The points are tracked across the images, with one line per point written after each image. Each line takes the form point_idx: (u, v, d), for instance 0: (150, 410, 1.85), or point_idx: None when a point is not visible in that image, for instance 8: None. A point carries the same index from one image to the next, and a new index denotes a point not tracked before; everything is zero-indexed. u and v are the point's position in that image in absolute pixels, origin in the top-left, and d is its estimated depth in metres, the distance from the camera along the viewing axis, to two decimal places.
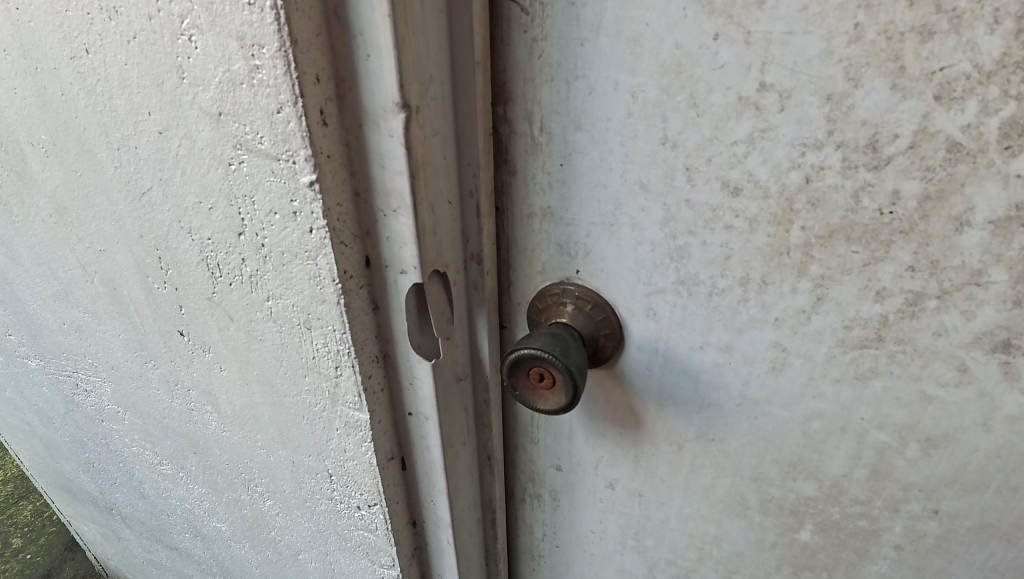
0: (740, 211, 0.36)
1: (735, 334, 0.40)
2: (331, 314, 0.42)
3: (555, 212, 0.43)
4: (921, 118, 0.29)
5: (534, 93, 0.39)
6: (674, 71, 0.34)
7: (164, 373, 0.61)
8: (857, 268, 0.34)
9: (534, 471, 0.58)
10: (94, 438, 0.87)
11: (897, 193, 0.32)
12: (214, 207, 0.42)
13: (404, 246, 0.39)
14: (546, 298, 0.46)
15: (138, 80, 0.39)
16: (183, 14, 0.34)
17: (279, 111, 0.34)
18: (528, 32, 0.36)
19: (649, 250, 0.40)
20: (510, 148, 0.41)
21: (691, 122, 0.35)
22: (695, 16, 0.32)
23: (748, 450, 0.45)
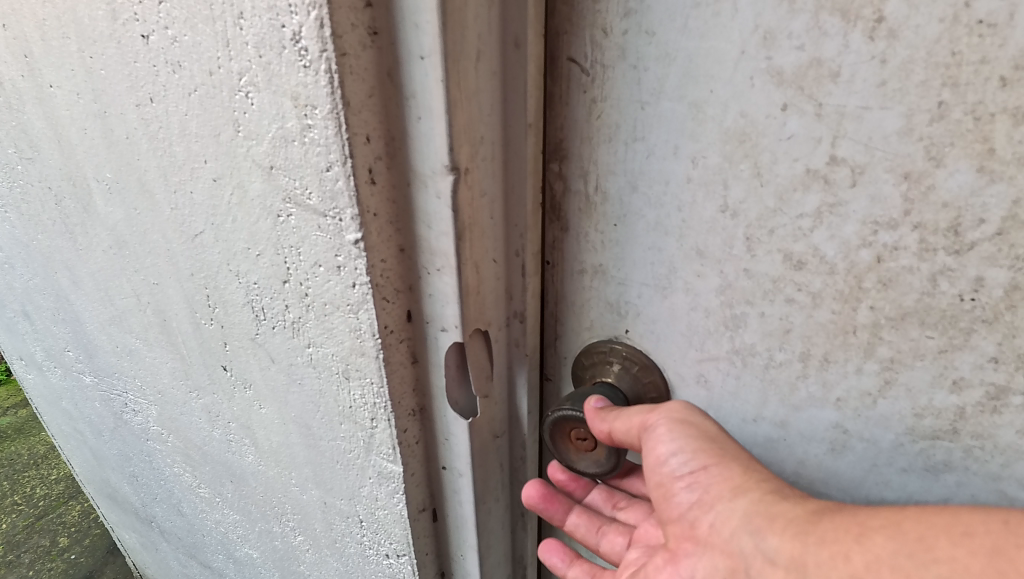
0: (803, 285, 0.33)
1: (792, 410, 0.38)
2: (370, 367, 0.41)
3: (607, 270, 0.41)
4: (1011, 204, 0.26)
5: (590, 151, 0.38)
6: (738, 139, 0.32)
7: (207, 404, 0.62)
8: (931, 355, 0.31)
9: None
10: (139, 454, 0.89)
11: (981, 280, 0.28)
12: (261, 253, 0.42)
13: (447, 304, 0.38)
14: (592, 357, 0.45)
15: (197, 130, 0.39)
16: (243, 71, 0.34)
17: (328, 169, 0.34)
18: (587, 92, 0.36)
19: (702, 316, 0.38)
20: (563, 205, 0.40)
21: (753, 191, 0.33)
22: (762, 85, 0.30)
23: None
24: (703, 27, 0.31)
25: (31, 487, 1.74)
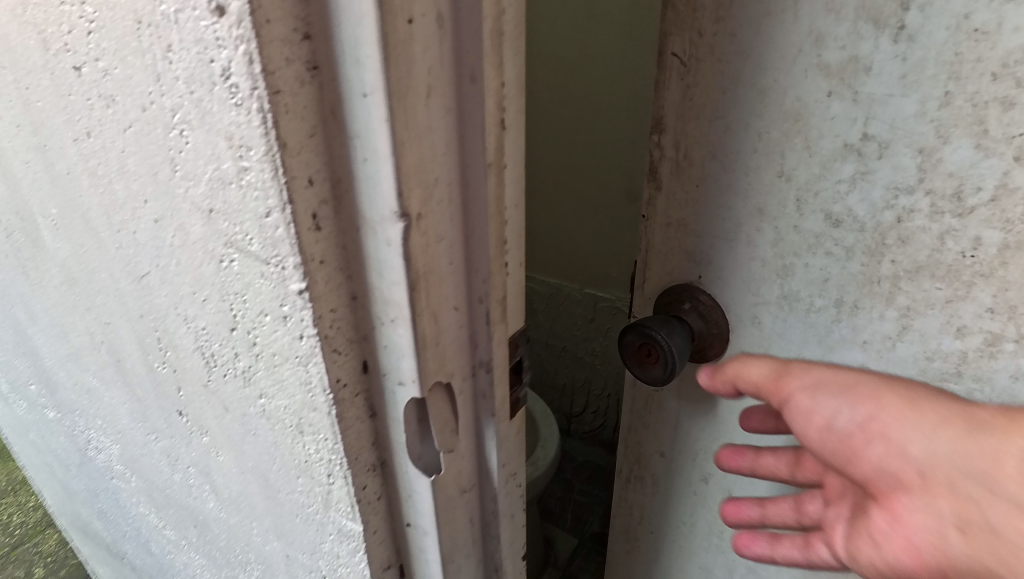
0: (839, 240, 0.39)
1: (828, 350, 0.43)
2: (322, 423, 0.38)
3: (688, 223, 0.46)
4: (1001, 175, 0.33)
5: (683, 127, 0.43)
6: (793, 118, 0.38)
7: (165, 447, 0.59)
8: (940, 303, 0.38)
9: (638, 456, 0.60)
10: (106, 491, 0.85)
11: (978, 239, 0.35)
12: (207, 299, 0.39)
13: (403, 358, 0.35)
14: (667, 297, 0.48)
15: (134, 167, 0.36)
16: (175, 108, 0.31)
17: (268, 215, 0.31)
18: (683, 79, 0.41)
19: (759, 265, 0.43)
20: (657, 170, 0.45)
21: (804, 160, 0.39)
22: (812, 76, 0.36)
23: None
24: (771, 32, 0.37)
25: (8, 515, 1.69)
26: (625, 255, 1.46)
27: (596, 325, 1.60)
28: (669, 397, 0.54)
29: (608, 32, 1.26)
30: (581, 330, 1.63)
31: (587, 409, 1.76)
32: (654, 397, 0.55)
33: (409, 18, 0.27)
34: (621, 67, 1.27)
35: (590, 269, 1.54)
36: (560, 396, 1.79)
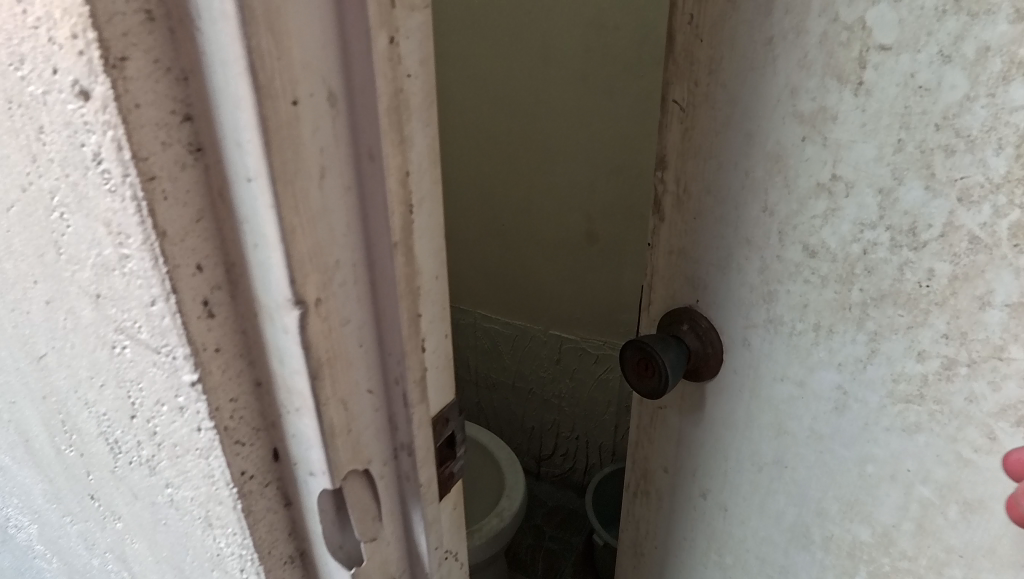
0: (815, 269, 0.43)
1: (808, 371, 0.46)
2: (229, 517, 0.35)
3: (688, 251, 0.50)
4: (948, 214, 0.36)
5: (684, 166, 0.48)
6: (774, 160, 0.42)
7: (82, 531, 0.55)
8: (902, 329, 0.40)
9: (646, 467, 0.64)
10: (29, 570, 0.79)
11: (932, 271, 0.38)
12: (104, 384, 0.36)
13: (311, 448, 0.33)
14: (669, 318, 0.53)
15: (21, 247, 0.34)
16: (53, 190, 0.29)
17: (153, 303, 0.29)
18: (682, 122, 0.46)
19: (749, 290, 0.47)
20: (661, 203, 0.51)
21: (784, 195, 0.42)
22: (789, 123, 0.41)
23: (813, 482, 0.50)
24: (755, 81, 0.41)
25: None
26: (589, 297, 1.45)
27: (562, 366, 1.57)
28: (672, 416, 0.58)
29: (558, 76, 1.26)
30: (547, 370, 1.61)
31: (557, 451, 1.72)
32: (658, 415, 0.60)
33: (293, 100, 0.25)
34: (579, 113, 1.28)
35: (555, 312, 1.52)
36: (529, 439, 1.76)
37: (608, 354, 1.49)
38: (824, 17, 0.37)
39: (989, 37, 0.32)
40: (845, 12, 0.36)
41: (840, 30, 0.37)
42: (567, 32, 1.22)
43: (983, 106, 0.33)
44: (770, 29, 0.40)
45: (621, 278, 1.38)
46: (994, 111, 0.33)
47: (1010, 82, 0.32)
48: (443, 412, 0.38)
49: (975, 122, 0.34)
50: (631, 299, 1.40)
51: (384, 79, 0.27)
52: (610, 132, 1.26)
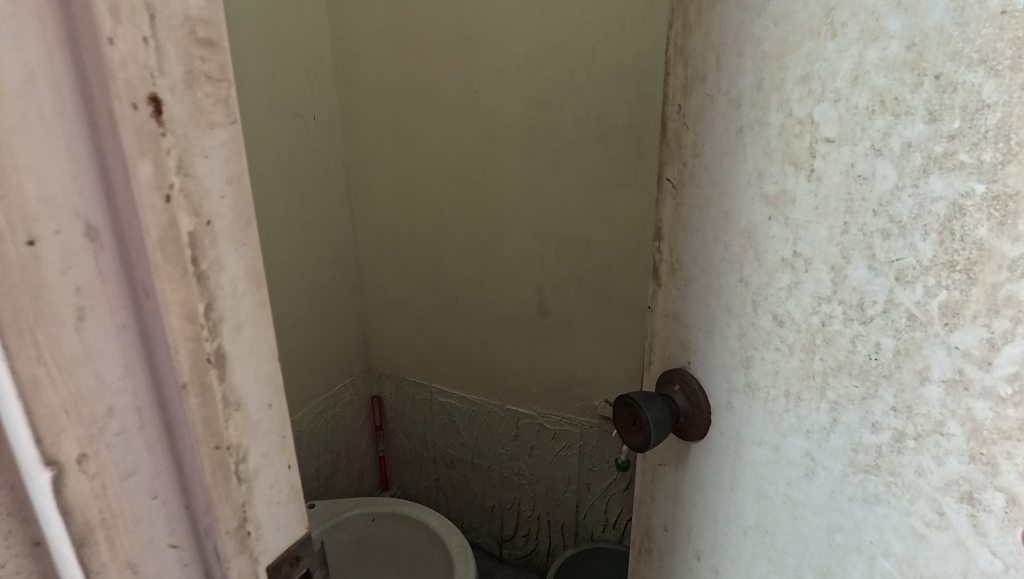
0: (782, 339, 0.41)
1: (781, 436, 0.43)
2: None
3: (678, 317, 0.49)
4: (888, 292, 0.35)
5: (676, 238, 0.47)
6: (748, 235, 0.42)
7: None
8: (857, 400, 0.38)
9: (648, 524, 0.59)
10: None
11: (878, 344, 0.36)
12: None
13: None
14: (663, 377, 0.51)
15: None
16: None
17: None
18: (674, 199, 0.47)
19: (729, 354, 0.45)
20: (657, 273, 0.50)
21: (755, 266, 0.42)
22: (756, 203, 0.41)
23: (792, 549, 0.45)
24: (727, 165, 0.42)
25: None
26: (544, 371, 1.41)
27: (521, 443, 1.51)
28: (670, 474, 0.55)
29: (505, 150, 1.26)
30: (506, 448, 1.54)
31: (519, 532, 1.64)
32: (656, 473, 0.56)
33: (28, 240, 0.22)
34: (527, 188, 1.27)
35: (510, 386, 1.47)
36: (490, 519, 1.67)
37: (565, 429, 1.44)
38: (781, 111, 0.38)
39: (909, 134, 0.32)
40: (797, 108, 0.37)
41: (793, 124, 0.37)
42: (513, 109, 1.22)
43: (909, 195, 0.33)
44: (738, 120, 0.40)
45: (575, 350, 1.35)
46: (918, 200, 0.33)
47: (929, 175, 0.32)
48: (291, 550, 0.36)
49: (904, 209, 0.33)
50: (586, 373, 1.35)
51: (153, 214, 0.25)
52: (559, 206, 1.25)
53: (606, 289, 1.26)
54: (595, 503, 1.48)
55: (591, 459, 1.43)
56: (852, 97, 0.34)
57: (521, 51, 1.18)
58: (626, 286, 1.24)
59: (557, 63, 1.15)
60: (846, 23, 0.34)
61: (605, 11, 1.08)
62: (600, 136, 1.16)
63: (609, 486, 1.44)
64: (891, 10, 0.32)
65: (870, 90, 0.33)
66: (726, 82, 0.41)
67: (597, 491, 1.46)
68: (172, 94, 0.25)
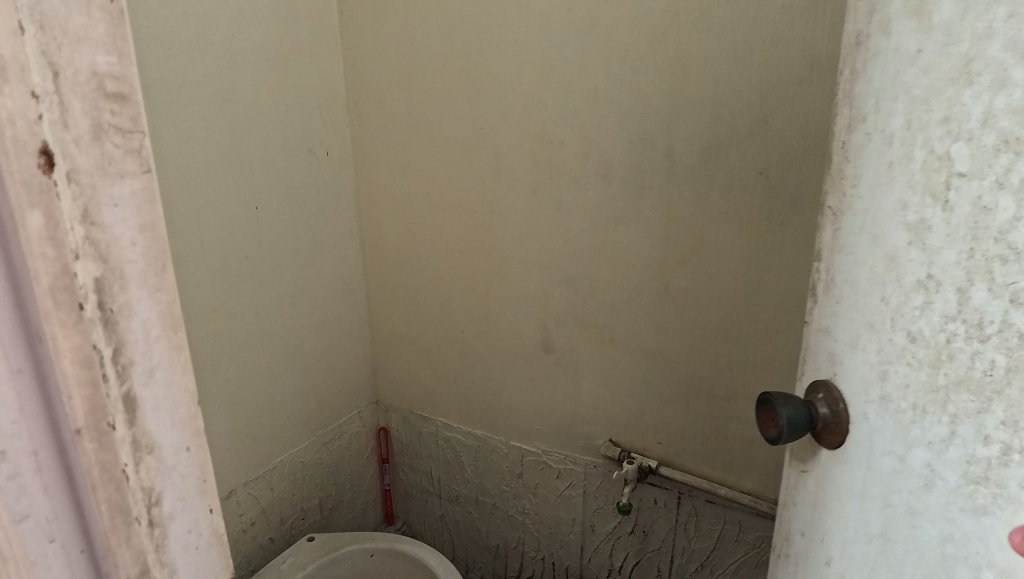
0: (912, 356, 0.42)
1: (907, 446, 0.43)
2: None
3: (828, 332, 0.52)
4: (1003, 312, 0.35)
5: (830, 259, 0.51)
6: (889, 257, 0.44)
7: None
8: (972, 413, 0.38)
9: (790, 530, 0.60)
10: None
11: (994, 362, 0.36)
12: None
13: None
14: (812, 385, 0.53)
15: None
16: None
17: None
18: (833, 225, 0.51)
19: (869, 367, 0.46)
20: (815, 290, 0.54)
21: (893, 283, 0.43)
22: (899, 229, 0.43)
23: (910, 558, 0.43)
24: (876, 194, 0.45)
25: None
26: (548, 409, 1.39)
27: (524, 481, 1.49)
28: (810, 481, 0.55)
29: (510, 188, 1.27)
30: (510, 485, 1.52)
31: (523, 574, 1.60)
32: (799, 479, 0.57)
33: None
34: (531, 225, 1.27)
35: (514, 424, 1.45)
36: (494, 558, 1.63)
37: (569, 469, 1.41)
38: (925, 148, 0.40)
39: None
40: (937, 145, 0.39)
41: (934, 160, 0.39)
42: (518, 147, 1.24)
43: None
44: (889, 156, 0.43)
45: (578, 389, 1.33)
46: None
47: None
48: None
49: (1021, 238, 0.34)
50: (588, 411, 1.33)
51: (43, 262, 0.26)
52: (561, 242, 1.25)
53: (609, 327, 1.24)
54: (599, 546, 1.43)
55: (595, 500, 1.39)
56: (983, 137, 0.36)
57: (525, 92, 1.19)
58: (627, 323, 1.22)
59: (559, 101, 1.16)
60: (980, 73, 0.36)
61: (605, 52, 1.09)
62: (602, 174, 1.16)
63: (614, 529, 1.39)
64: (1017, 62, 0.34)
65: (996, 131, 0.35)
66: (882, 122, 0.44)
67: (601, 534, 1.42)
68: (76, 146, 0.26)
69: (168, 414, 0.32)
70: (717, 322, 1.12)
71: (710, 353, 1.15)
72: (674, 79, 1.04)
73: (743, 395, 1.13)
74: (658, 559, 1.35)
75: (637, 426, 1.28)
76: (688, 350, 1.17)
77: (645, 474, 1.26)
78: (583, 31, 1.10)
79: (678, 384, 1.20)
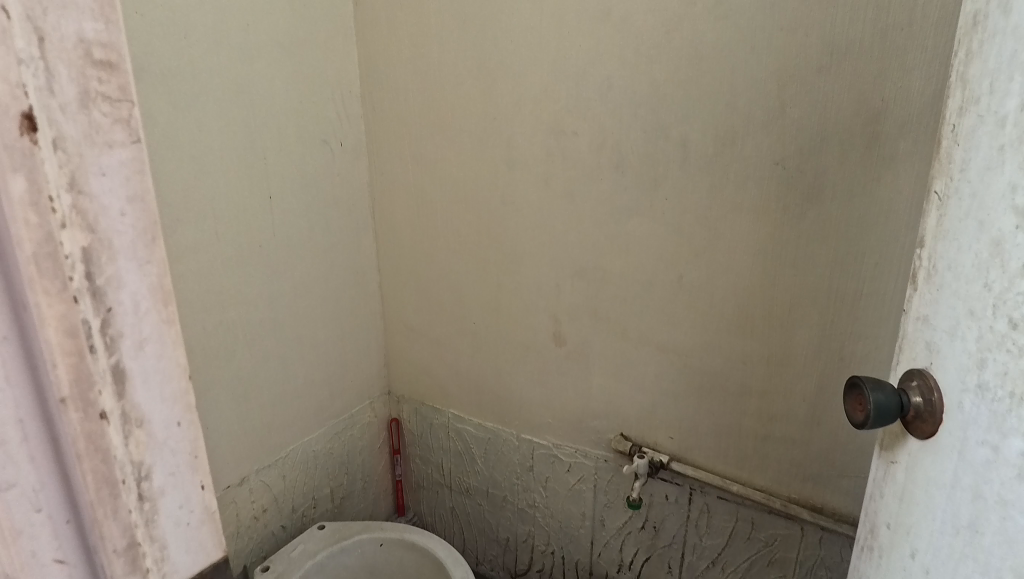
0: (1014, 343, 0.41)
1: (1002, 437, 0.42)
2: None
3: (924, 319, 0.50)
4: None
5: (932, 245, 0.50)
6: (996, 244, 0.42)
7: None
8: None
9: (875, 522, 0.58)
10: None
11: None
12: None
13: None
14: (907, 374, 0.52)
15: None
16: None
17: None
18: (937, 209, 0.49)
19: (965, 356, 0.45)
20: (913, 276, 0.52)
21: (997, 269, 0.42)
22: (1007, 213, 0.41)
23: (1000, 550, 0.43)
24: (984, 177, 0.43)
25: None
26: (559, 402, 1.38)
27: (534, 474, 1.48)
28: (899, 472, 0.54)
29: (524, 180, 1.26)
30: (520, 478, 1.51)
31: (533, 568, 1.59)
32: (887, 471, 0.55)
33: None
34: (544, 216, 1.26)
35: (525, 417, 1.45)
36: (504, 551, 1.63)
37: (579, 463, 1.40)
38: None
39: None
40: None
41: None
42: (531, 138, 1.23)
43: None
44: (1000, 138, 0.42)
45: (590, 382, 1.32)
46: None
47: None
48: (204, 573, 0.36)
49: None
50: (601, 406, 1.32)
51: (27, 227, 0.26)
52: (573, 234, 1.23)
53: (621, 320, 1.23)
54: (610, 541, 1.42)
55: (605, 495, 1.38)
56: None
57: (540, 82, 1.18)
58: (642, 317, 1.20)
59: (573, 91, 1.15)
60: None
61: (619, 42, 1.08)
62: (616, 165, 1.15)
63: (624, 524, 1.38)
64: None
65: None
66: (997, 102, 0.42)
67: (611, 529, 1.40)
68: (63, 114, 0.26)
69: (160, 389, 0.32)
70: (732, 315, 1.10)
71: (724, 348, 1.13)
72: (691, 69, 1.02)
73: (758, 392, 1.11)
74: (668, 555, 1.34)
75: (649, 421, 1.27)
76: (703, 345, 1.15)
77: (655, 469, 1.25)
78: (597, 21, 1.09)
79: (692, 379, 1.18)
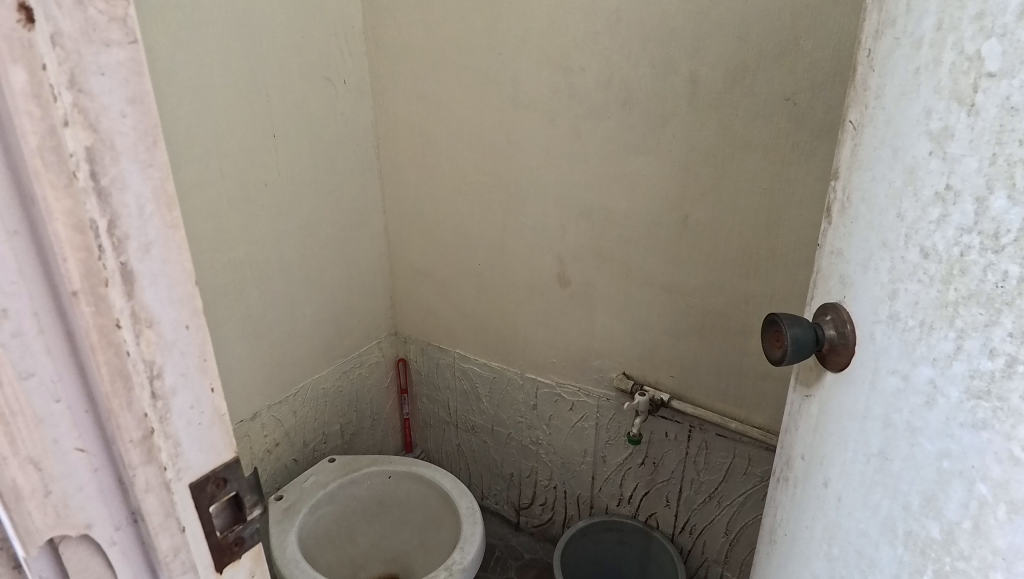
0: (923, 273, 0.39)
1: (912, 365, 0.40)
2: None
3: (839, 254, 0.49)
4: None
5: (847, 177, 0.48)
6: (910, 172, 0.40)
7: None
8: (981, 327, 0.35)
9: (791, 454, 0.59)
10: None
11: (1007, 273, 0.33)
12: None
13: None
14: (822, 308, 0.51)
15: None
16: None
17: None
18: (852, 139, 0.48)
19: (878, 286, 0.44)
20: (827, 212, 0.52)
21: (911, 197, 0.40)
22: (922, 139, 0.39)
23: (907, 475, 0.41)
24: (898, 104, 0.41)
25: None
26: (563, 341, 1.40)
27: (538, 413, 1.52)
28: (813, 406, 0.54)
29: (531, 118, 1.24)
30: (524, 417, 1.55)
31: (536, 501, 1.66)
32: (802, 405, 0.56)
33: None
34: (548, 154, 1.25)
35: (530, 355, 1.47)
36: (509, 486, 1.69)
37: (582, 401, 1.43)
38: (954, 49, 0.36)
39: None
40: (969, 45, 0.35)
41: (964, 62, 0.35)
42: (536, 74, 1.20)
43: None
44: (917, 61, 0.40)
45: (593, 322, 1.33)
46: None
47: None
48: (217, 472, 0.39)
49: None
50: (605, 345, 1.34)
51: (30, 120, 0.26)
52: (580, 173, 1.22)
53: (625, 260, 1.23)
54: (611, 476, 1.47)
55: (607, 432, 1.42)
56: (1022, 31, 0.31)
57: (547, 13, 1.14)
58: (645, 256, 1.21)
59: (580, 24, 1.12)
60: None
61: None
62: (623, 102, 1.12)
63: (624, 460, 1.42)
64: None
65: None
66: (912, 24, 0.40)
67: (613, 465, 1.45)
68: (59, 8, 0.26)
69: (169, 294, 0.34)
70: (738, 254, 1.10)
71: (727, 288, 1.13)
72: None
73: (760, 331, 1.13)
74: (667, 489, 1.38)
75: (650, 360, 1.29)
76: (706, 284, 1.16)
77: (657, 407, 1.27)
78: None
79: (693, 320, 1.20)
